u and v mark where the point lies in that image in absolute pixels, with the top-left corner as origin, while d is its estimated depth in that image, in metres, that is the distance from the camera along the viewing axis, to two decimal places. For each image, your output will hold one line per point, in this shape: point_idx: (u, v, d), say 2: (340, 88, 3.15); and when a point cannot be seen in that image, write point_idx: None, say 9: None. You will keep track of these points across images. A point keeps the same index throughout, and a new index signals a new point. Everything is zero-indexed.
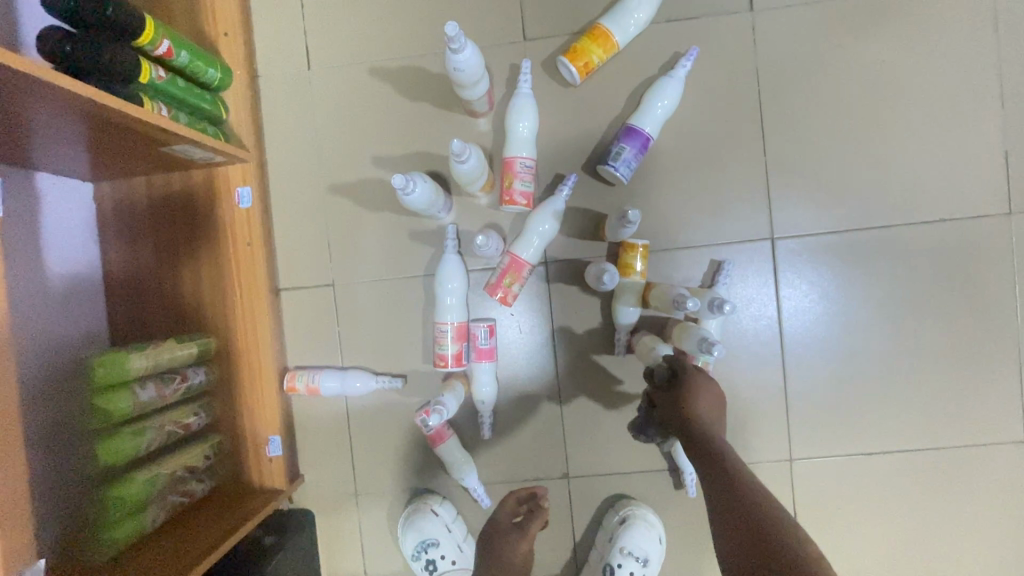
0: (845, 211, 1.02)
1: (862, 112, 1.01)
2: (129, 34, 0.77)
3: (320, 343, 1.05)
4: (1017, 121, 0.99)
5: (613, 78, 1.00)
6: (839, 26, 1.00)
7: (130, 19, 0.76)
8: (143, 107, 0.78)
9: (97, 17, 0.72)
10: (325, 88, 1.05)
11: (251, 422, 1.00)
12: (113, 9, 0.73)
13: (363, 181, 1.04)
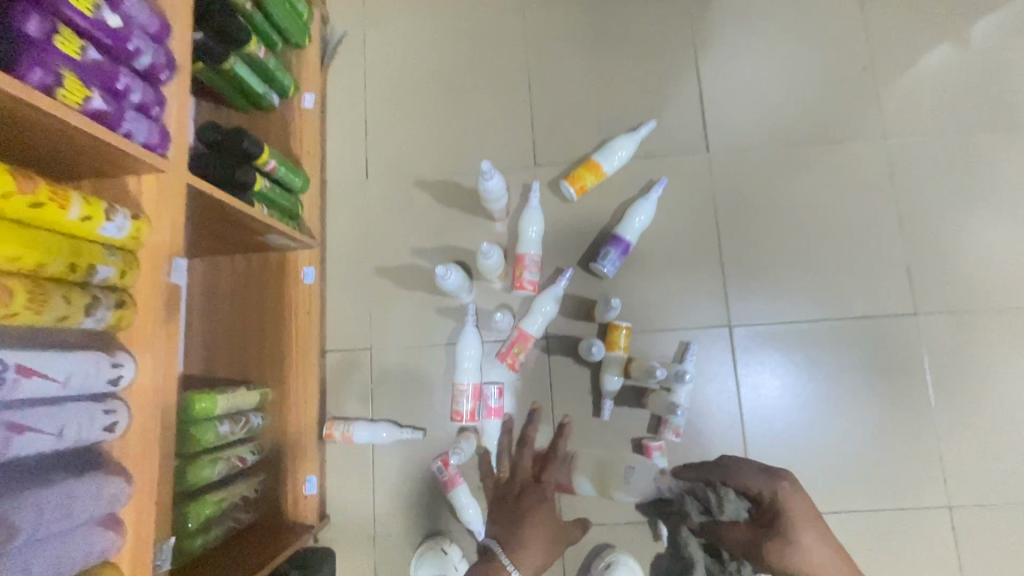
0: (786, 306, 1.27)
1: (795, 230, 1.29)
2: (252, 157, 1.05)
3: (356, 398, 1.25)
4: (916, 241, 1.27)
5: (602, 197, 1.30)
6: (775, 166, 1.31)
7: (256, 149, 1.04)
8: (253, 207, 1.03)
9: (236, 146, 1.02)
10: (378, 194, 1.34)
11: (293, 463, 1.18)
12: (248, 141, 1.03)
13: (403, 265, 1.30)
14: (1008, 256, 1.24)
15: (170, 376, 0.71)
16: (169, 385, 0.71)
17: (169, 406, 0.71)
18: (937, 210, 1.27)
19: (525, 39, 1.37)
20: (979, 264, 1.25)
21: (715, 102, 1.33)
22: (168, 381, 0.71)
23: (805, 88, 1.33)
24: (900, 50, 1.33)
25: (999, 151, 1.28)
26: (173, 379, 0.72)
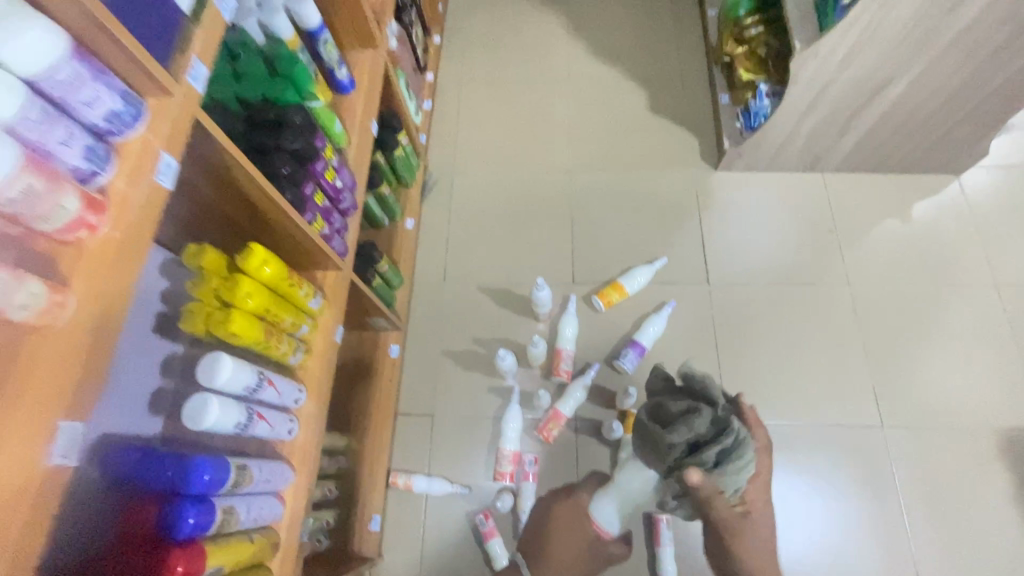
0: (774, 410, 1.54)
1: (780, 348, 1.61)
2: (374, 262, 1.45)
3: (418, 454, 1.54)
4: (879, 365, 1.56)
5: (624, 310, 1.67)
6: (763, 297, 1.67)
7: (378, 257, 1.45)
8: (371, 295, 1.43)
9: (367, 254, 1.43)
10: (451, 294, 1.74)
11: (363, 503, 1.43)
12: (375, 252, 1.43)
13: (466, 350, 1.66)
14: (957, 388, 1.52)
15: (320, 408, 1.04)
16: (318, 414, 1.04)
17: (315, 431, 1.03)
18: (895, 343, 1.58)
19: (571, 191, 1.86)
20: (932, 389, 1.52)
21: (714, 246, 1.74)
22: (317, 412, 1.04)
23: (784, 241, 1.73)
24: (857, 219, 1.74)
25: (939, 301, 1.62)
26: (321, 411, 1.05)
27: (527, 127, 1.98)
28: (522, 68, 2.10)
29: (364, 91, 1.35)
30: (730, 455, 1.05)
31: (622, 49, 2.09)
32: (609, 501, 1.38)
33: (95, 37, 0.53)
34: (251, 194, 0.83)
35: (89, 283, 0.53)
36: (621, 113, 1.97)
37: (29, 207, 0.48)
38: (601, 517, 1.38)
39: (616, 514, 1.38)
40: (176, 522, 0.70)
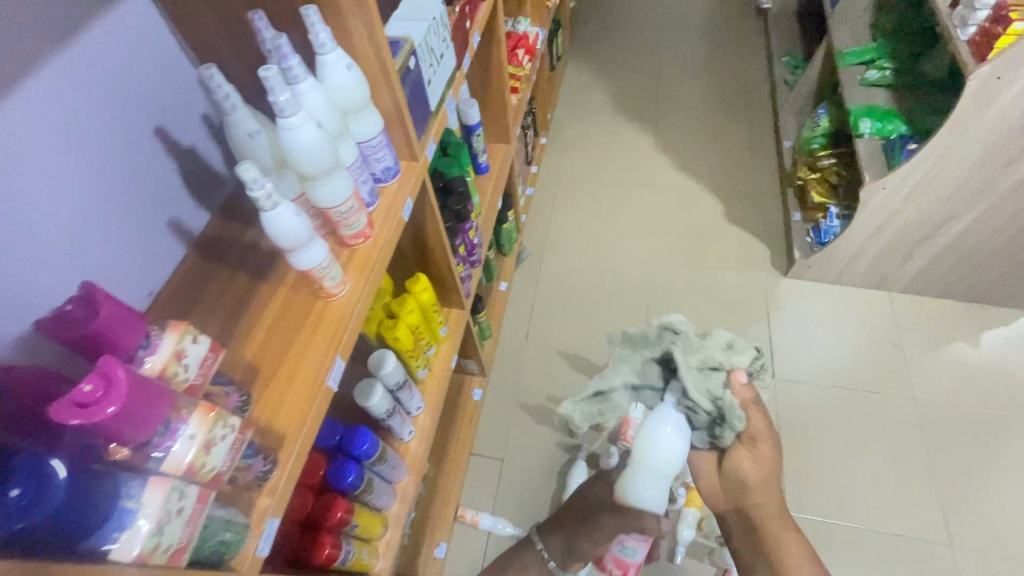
0: (835, 511, 1.56)
1: (843, 449, 1.66)
2: (475, 311, 1.65)
3: (486, 495, 1.66)
4: (946, 484, 1.58)
5: None
6: (828, 398, 1.75)
7: (479, 308, 1.65)
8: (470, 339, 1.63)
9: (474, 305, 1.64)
10: (531, 353, 1.94)
11: (430, 529, 1.54)
12: (479, 304, 1.64)
13: (540, 405, 1.81)
14: None
15: (432, 419, 1.22)
16: (429, 424, 1.21)
17: (424, 439, 1.20)
18: (962, 463, 1.61)
19: (648, 279, 2.08)
20: (999, 515, 1.53)
21: (780, 345, 1.87)
22: (428, 422, 1.22)
23: (851, 350, 1.83)
24: (923, 338, 1.83)
25: (1009, 429, 1.65)
26: (431, 423, 1.22)
27: (613, 220, 2.26)
28: (613, 171, 2.43)
29: (495, 174, 1.67)
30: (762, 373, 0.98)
31: (703, 166, 2.40)
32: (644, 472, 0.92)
33: (393, 121, 0.82)
34: (428, 237, 1.09)
35: (359, 274, 0.77)
36: (699, 218, 2.22)
37: (346, 218, 0.74)
38: (635, 495, 0.94)
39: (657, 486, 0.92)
40: (342, 474, 0.89)
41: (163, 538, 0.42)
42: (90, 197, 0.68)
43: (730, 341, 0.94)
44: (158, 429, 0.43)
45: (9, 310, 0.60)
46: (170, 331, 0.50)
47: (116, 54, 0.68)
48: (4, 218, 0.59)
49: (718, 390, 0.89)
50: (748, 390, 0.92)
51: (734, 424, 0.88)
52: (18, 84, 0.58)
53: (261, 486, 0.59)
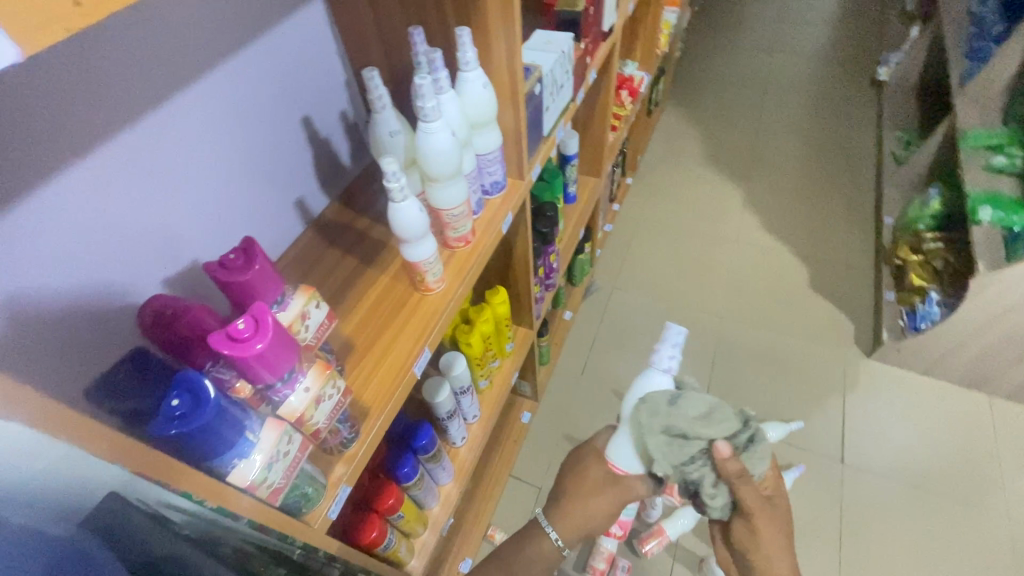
0: None
1: (914, 558, 1.50)
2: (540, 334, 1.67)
3: (519, 519, 1.64)
4: None
5: None
6: (903, 498, 1.60)
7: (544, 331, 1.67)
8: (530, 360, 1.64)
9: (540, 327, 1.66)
10: (585, 387, 1.92)
11: (459, 542, 1.53)
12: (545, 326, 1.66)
13: (586, 441, 1.78)
14: None
15: (485, 429, 1.23)
16: (482, 433, 1.23)
17: (474, 447, 1.21)
18: None
19: (717, 334, 2.01)
20: None
21: (854, 428, 1.74)
22: (481, 432, 1.24)
23: (937, 451, 1.67)
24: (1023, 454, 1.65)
25: None
26: (483, 433, 1.24)
27: (689, 269, 2.23)
28: (695, 221, 2.40)
29: (582, 205, 1.71)
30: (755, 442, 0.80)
31: (792, 229, 2.32)
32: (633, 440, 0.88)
33: (510, 139, 0.87)
34: (515, 253, 1.13)
35: (456, 275, 0.81)
36: (781, 282, 2.14)
37: (454, 221, 0.79)
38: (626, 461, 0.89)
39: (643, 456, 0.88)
40: (399, 464, 0.91)
41: (270, 474, 0.47)
42: (233, 166, 0.75)
43: (707, 409, 0.78)
44: (283, 377, 0.48)
45: (162, 256, 0.68)
46: (300, 292, 0.56)
47: (279, 46, 0.76)
48: (162, 171, 0.65)
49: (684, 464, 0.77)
50: (738, 467, 0.76)
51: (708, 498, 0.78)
52: (216, 64, 0.68)
53: (341, 453, 0.63)
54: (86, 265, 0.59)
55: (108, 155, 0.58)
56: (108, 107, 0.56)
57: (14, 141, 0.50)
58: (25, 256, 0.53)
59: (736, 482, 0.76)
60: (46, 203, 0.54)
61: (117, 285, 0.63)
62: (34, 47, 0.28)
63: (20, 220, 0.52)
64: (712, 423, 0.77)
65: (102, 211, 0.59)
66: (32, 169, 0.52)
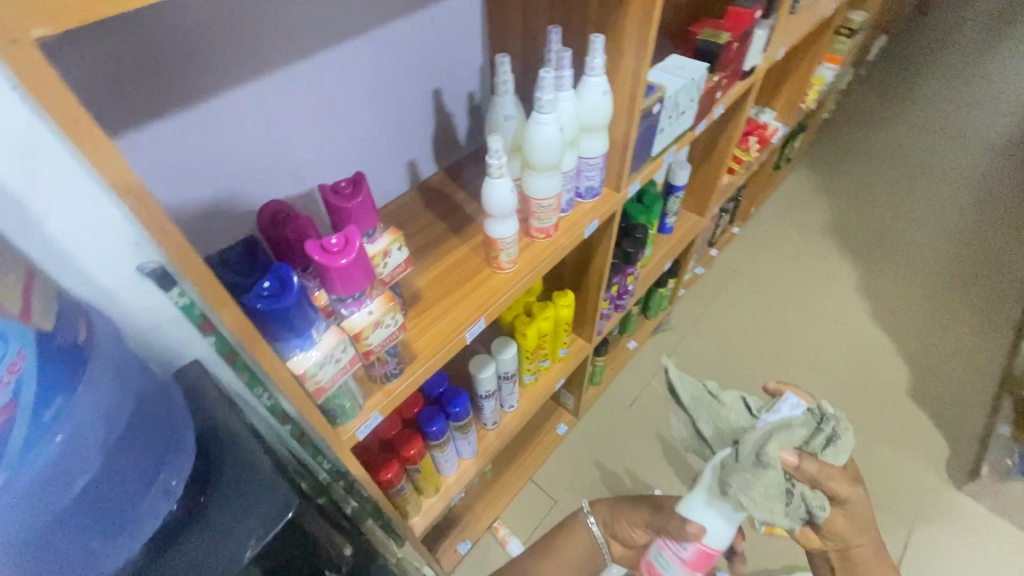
0: None
1: None
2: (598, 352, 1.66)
3: (526, 523, 1.64)
4: None
5: None
6: None
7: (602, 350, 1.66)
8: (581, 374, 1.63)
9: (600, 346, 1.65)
10: (629, 419, 1.87)
11: (464, 524, 1.57)
12: (604, 347, 1.65)
13: (615, 472, 1.74)
14: None
15: (518, 422, 1.25)
16: (514, 425, 1.25)
17: (504, 435, 1.24)
18: None
19: None
20: None
21: (914, 561, 1.55)
22: (514, 423, 1.26)
23: None
24: None
25: None
26: (516, 425, 1.26)
27: (773, 337, 2.10)
28: (795, 290, 2.26)
29: (676, 238, 1.68)
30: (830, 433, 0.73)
31: (905, 327, 2.11)
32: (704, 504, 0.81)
33: (617, 150, 0.90)
34: (592, 262, 1.15)
35: (528, 262, 0.86)
36: (875, 379, 1.95)
37: (541, 212, 0.83)
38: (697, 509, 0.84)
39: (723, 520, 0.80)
40: (429, 421, 0.97)
41: (320, 372, 0.53)
42: (366, 119, 0.85)
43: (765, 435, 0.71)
44: (354, 294, 0.54)
45: (288, 178, 0.78)
46: (389, 231, 0.62)
47: (432, 23, 0.85)
48: (308, 107, 0.75)
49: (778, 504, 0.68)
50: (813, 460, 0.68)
51: (817, 511, 0.69)
52: (376, 26, 0.77)
53: (382, 384, 0.69)
54: (231, 166, 0.70)
55: (274, 81, 0.69)
56: (284, 42, 0.67)
57: (210, 53, 0.61)
58: (192, 146, 0.65)
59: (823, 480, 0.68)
60: (217, 108, 0.65)
61: (250, 190, 0.74)
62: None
63: (198, 116, 0.64)
64: (773, 458, 0.67)
65: (255, 127, 0.70)
66: (217, 77, 0.63)
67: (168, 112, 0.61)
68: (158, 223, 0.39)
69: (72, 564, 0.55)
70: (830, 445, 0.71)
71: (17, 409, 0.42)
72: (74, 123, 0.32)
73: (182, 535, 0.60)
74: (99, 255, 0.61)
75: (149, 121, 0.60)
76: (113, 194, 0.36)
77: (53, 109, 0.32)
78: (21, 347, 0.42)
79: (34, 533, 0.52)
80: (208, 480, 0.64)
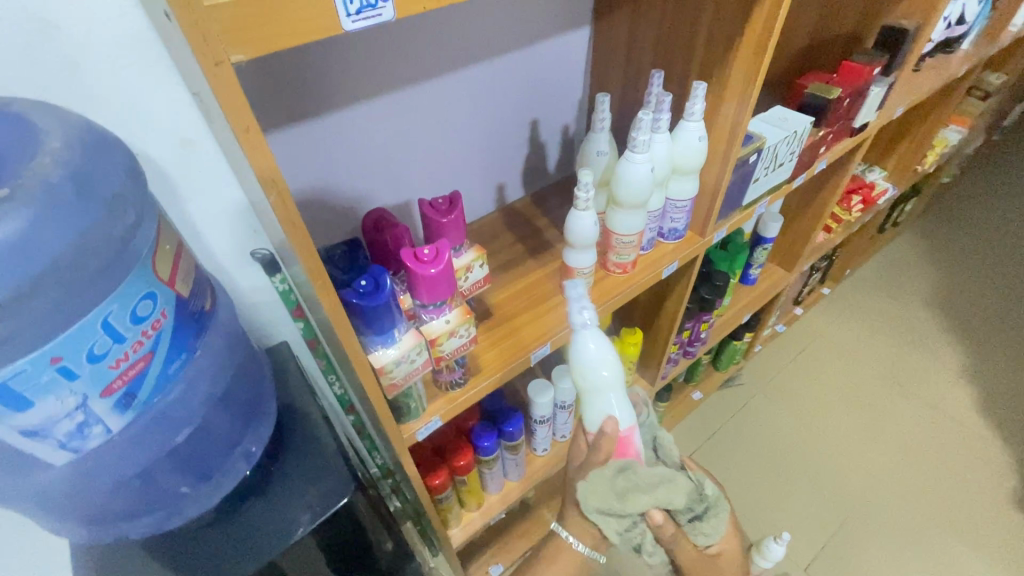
0: None
1: None
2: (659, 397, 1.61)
3: None
4: None
5: None
6: None
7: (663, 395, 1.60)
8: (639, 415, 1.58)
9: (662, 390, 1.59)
10: None
11: (498, 547, 1.55)
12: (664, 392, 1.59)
13: None
14: None
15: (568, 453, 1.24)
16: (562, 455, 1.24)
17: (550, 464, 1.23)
18: None
19: (863, 494, 1.73)
20: None
21: None
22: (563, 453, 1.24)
23: None
24: None
25: None
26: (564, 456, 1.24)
27: (857, 412, 1.94)
28: (889, 364, 2.07)
29: (757, 291, 1.60)
30: (700, 516, 0.76)
31: (1016, 426, 1.87)
32: (591, 400, 0.76)
33: (706, 194, 0.89)
34: (666, 303, 1.13)
35: (601, 294, 0.87)
36: (973, 480, 1.75)
37: (621, 247, 0.84)
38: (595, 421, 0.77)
39: (620, 395, 0.75)
40: (482, 435, 0.98)
41: (396, 369, 0.57)
42: (465, 142, 0.90)
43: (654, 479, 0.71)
44: (436, 303, 0.58)
45: (389, 189, 0.85)
46: (474, 248, 0.66)
47: (540, 59, 0.90)
48: (416, 127, 0.82)
49: (624, 526, 0.71)
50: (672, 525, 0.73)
51: (646, 556, 0.74)
52: (487, 59, 0.83)
53: (445, 391, 0.73)
54: (343, 172, 0.78)
55: (388, 101, 0.76)
56: (405, 69, 0.74)
57: (343, 73, 0.69)
58: (313, 152, 0.73)
59: (669, 543, 0.74)
60: (340, 120, 0.73)
61: (356, 195, 0.82)
62: (409, 11, 0.37)
63: (325, 127, 0.72)
64: (634, 505, 0.69)
65: (369, 140, 0.77)
66: (346, 94, 0.71)
67: (301, 121, 0.69)
68: (293, 225, 0.43)
69: (164, 497, 0.64)
70: (694, 526, 0.76)
71: (153, 361, 0.47)
72: (245, 134, 0.36)
73: (249, 497, 0.66)
74: (226, 238, 0.71)
75: (284, 127, 0.68)
76: (262, 191, 0.40)
77: (230, 118, 0.35)
78: (165, 304, 0.47)
79: (145, 466, 0.61)
80: (280, 451, 0.69)
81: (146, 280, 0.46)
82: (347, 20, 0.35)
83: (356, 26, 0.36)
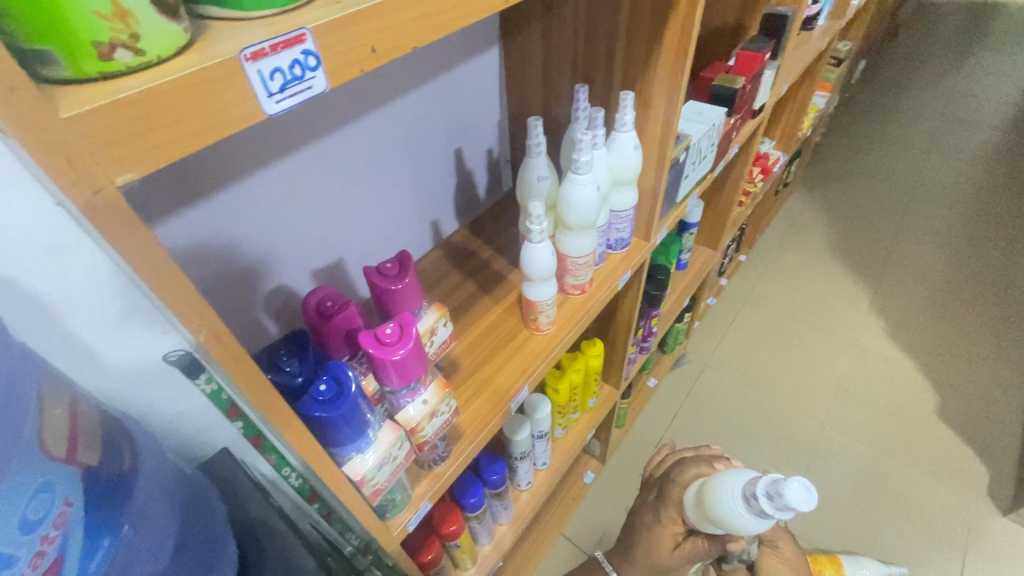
0: None
1: None
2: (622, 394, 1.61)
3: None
4: None
5: None
6: None
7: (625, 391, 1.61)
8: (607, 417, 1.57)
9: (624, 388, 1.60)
10: None
11: None
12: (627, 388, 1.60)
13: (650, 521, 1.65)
14: None
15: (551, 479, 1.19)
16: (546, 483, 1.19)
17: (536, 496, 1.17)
18: None
19: (817, 440, 1.85)
20: None
21: None
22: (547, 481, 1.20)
23: None
24: None
25: None
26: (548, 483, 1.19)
27: (795, 365, 2.07)
28: (810, 313, 2.24)
29: (691, 274, 1.66)
30: None
31: (922, 347, 2.10)
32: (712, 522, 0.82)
33: (646, 199, 0.88)
34: (620, 309, 1.12)
35: (565, 320, 0.83)
36: (901, 403, 1.94)
37: (577, 269, 0.81)
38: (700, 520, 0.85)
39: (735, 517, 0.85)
40: (467, 492, 0.91)
41: (378, 474, 0.49)
42: (389, 185, 0.82)
43: None
44: (409, 385, 0.51)
45: (316, 251, 0.76)
46: (434, 307, 0.59)
47: (454, 85, 0.84)
48: (335, 178, 0.73)
49: None
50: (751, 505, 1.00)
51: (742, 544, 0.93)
52: (401, 94, 0.76)
53: (429, 468, 0.66)
54: (261, 245, 0.67)
55: (301, 157, 0.66)
56: (315, 119, 0.65)
57: (245, 136, 0.59)
58: (221, 230, 0.62)
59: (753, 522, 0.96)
60: (248, 188, 0.62)
61: (279, 265, 0.71)
62: (340, 77, 0.31)
63: (231, 200, 0.61)
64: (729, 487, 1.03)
65: (285, 203, 0.68)
66: (250, 158, 0.61)
67: (200, 199, 0.58)
68: (236, 355, 0.34)
69: None
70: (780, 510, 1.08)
71: (67, 567, 0.40)
72: (155, 267, 0.28)
73: None
74: (133, 357, 0.59)
75: (181, 209, 0.57)
76: (186, 331, 0.32)
77: (133, 253, 0.28)
78: (68, 494, 0.40)
79: None
80: None
81: (32, 471, 0.38)
82: (269, 102, 0.28)
83: (282, 107, 0.29)
